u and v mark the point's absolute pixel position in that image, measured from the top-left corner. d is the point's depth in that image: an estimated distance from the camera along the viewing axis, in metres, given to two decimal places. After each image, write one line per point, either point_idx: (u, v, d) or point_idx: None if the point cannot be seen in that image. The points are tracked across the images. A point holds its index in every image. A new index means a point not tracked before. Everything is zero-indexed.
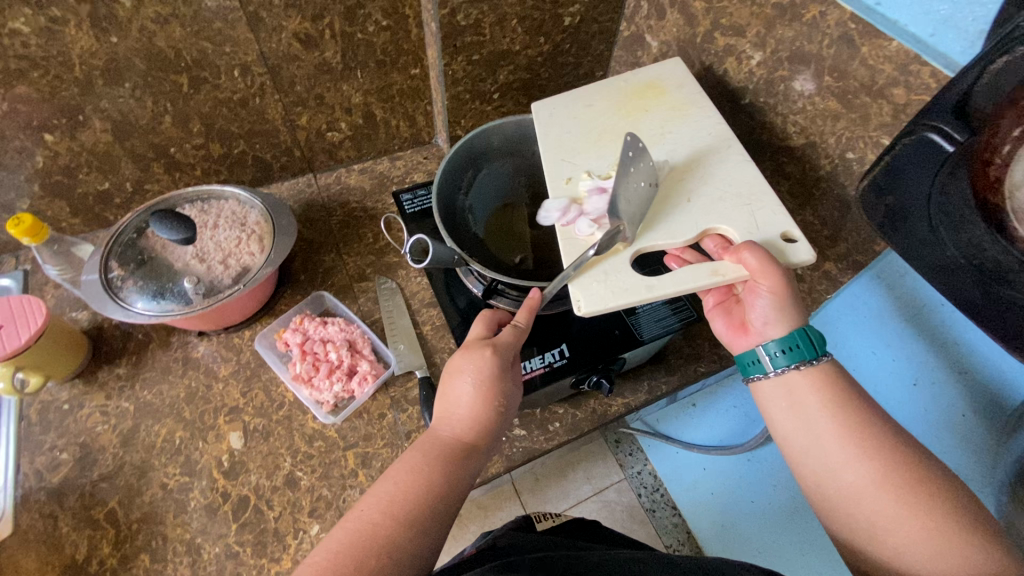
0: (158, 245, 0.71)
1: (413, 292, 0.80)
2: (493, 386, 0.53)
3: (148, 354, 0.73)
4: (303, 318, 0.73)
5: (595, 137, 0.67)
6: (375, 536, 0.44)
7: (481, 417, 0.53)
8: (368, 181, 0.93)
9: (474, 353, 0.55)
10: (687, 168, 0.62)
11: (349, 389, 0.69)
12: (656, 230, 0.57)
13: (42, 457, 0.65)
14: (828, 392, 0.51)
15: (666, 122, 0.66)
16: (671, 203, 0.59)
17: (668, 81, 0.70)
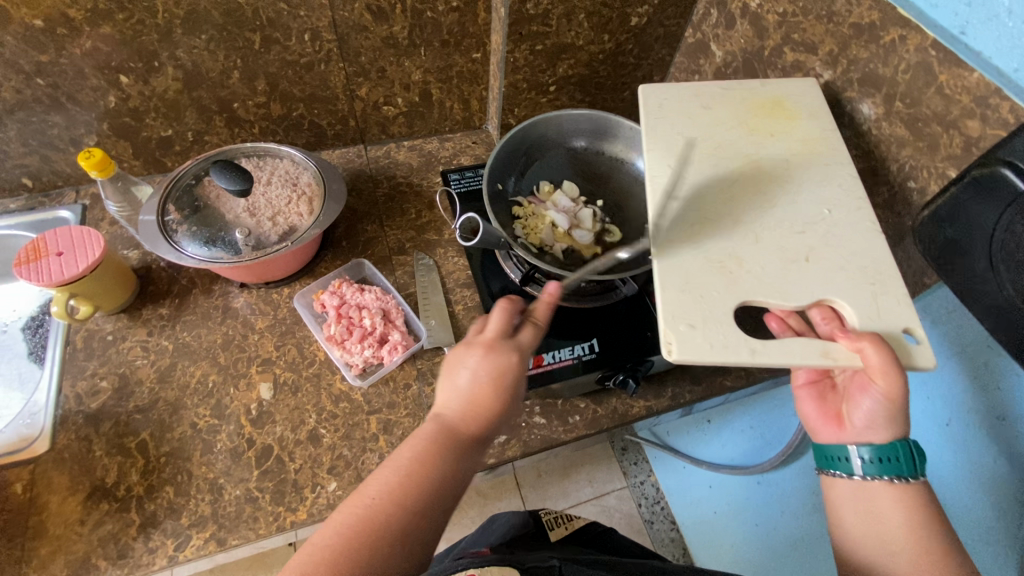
0: (212, 195, 0.73)
1: (449, 271, 0.81)
2: (511, 386, 0.50)
3: (190, 298, 0.76)
4: (342, 283, 0.75)
5: (710, 155, 0.62)
6: (384, 534, 0.44)
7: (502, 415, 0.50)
8: (416, 158, 0.94)
9: (488, 345, 0.50)
10: (807, 216, 0.57)
11: (378, 355, 0.71)
12: (766, 284, 0.52)
13: (83, 382, 0.68)
14: (914, 517, 0.49)
15: (789, 157, 0.62)
16: (783, 256, 0.54)
17: (800, 103, 0.65)
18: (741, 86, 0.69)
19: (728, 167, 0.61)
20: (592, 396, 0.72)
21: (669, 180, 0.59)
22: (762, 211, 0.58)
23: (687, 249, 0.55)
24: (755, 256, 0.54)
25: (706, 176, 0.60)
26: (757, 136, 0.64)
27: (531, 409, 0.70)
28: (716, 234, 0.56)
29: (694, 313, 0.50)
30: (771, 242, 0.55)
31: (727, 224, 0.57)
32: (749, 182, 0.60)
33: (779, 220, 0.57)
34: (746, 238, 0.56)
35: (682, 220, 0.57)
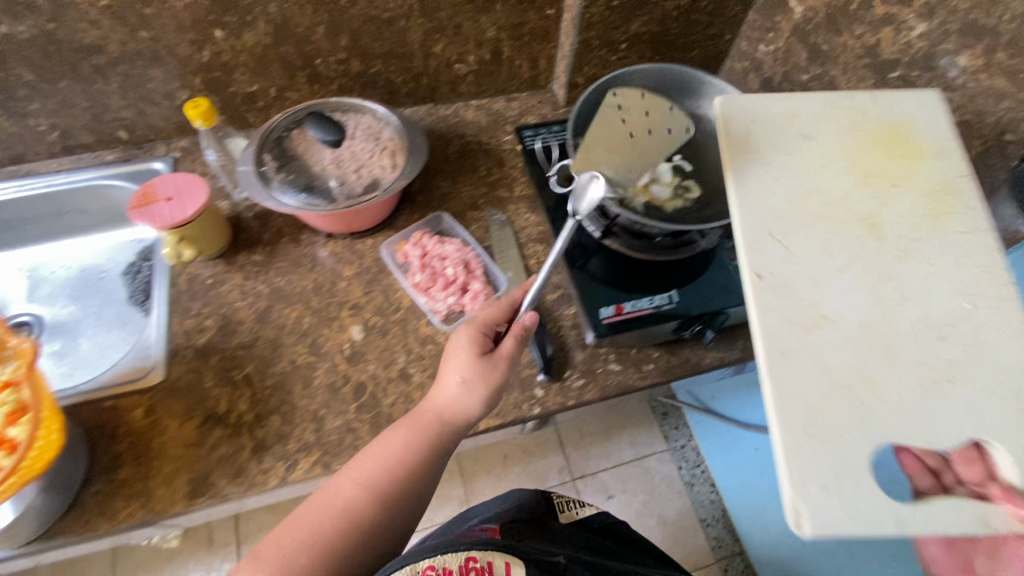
0: (303, 148, 0.77)
1: (522, 226, 0.84)
2: (481, 394, 0.61)
3: (281, 246, 0.80)
4: (422, 235, 0.79)
5: (832, 231, 0.54)
6: (350, 508, 0.57)
7: (460, 394, 0.61)
8: (484, 117, 0.95)
9: (465, 354, 0.62)
10: (941, 311, 0.51)
11: (461, 303, 0.75)
12: (903, 418, 0.47)
13: (190, 320, 0.73)
14: None
15: (909, 220, 0.55)
16: (913, 376, 0.49)
17: (916, 134, 0.59)
18: (845, 100, 0.62)
19: (847, 243, 0.54)
20: (666, 346, 0.74)
21: (779, 264, 0.52)
22: (889, 309, 0.51)
23: (805, 367, 0.48)
24: (886, 376, 0.48)
25: (819, 252, 0.53)
26: (873, 193, 0.56)
27: (607, 356, 0.73)
28: (836, 343, 0.49)
29: (824, 463, 0.44)
30: (898, 354, 0.49)
31: (846, 326, 0.50)
32: (875, 268, 0.53)
33: (911, 325, 0.51)
34: (875, 354, 0.49)
35: (800, 323, 0.50)
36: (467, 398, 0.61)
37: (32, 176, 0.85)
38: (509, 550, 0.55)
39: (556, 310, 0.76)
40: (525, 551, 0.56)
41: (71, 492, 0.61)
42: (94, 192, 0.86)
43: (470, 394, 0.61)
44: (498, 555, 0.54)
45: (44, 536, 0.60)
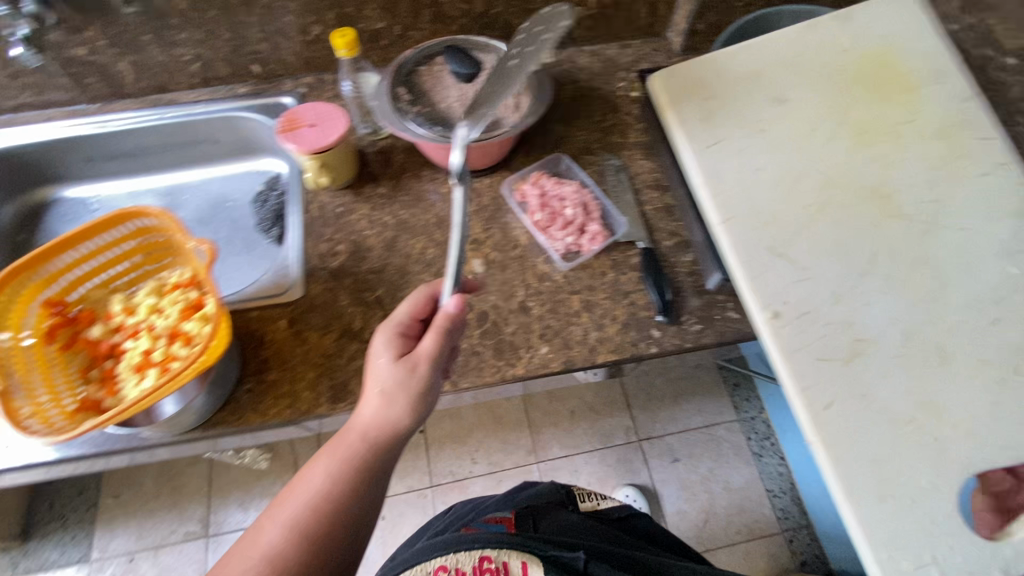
0: (430, 84, 0.79)
1: (637, 172, 0.83)
2: (403, 404, 0.56)
3: (404, 181, 0.84)
4: (541, 176, 0.82)
5: (871, 257, 0.68)
6: (276, 559, 0.52)
7: (386, 403, 0.55)
8: (597, 63, 0.94)
9: (379, 369, 0.57)
10: (963, 309, 0.65)
11: (579, 243, 0.77)
12: (931, 415, 0.60)
13: (324, 245, 0.78)
14: None
15: (906, 180, 0.72)
16: (917, 355, 0.63)
17: (906, 53, 0.78)
18: (829, 45, 0.79)
19: (849, 244, 0.69)
20: None
21: (808, 289, 0.66)
22: (915, 317, 0.65)
23: (846, 405, 0.61)
24: (911, 387, 0.61)
25: (847, 259, 0.68)
26: (875, 162, 0.73)
27: (724, 304, 0.73)
28: (869, 361, 0.63)
29: (868, 475, 0.58)
30: (916, 343, 0.63)
31: (885, 345, 0.63)
32: (906, 283, 0.66)
33: (941, 329, 0.64)
34: (913, 370, 0.62)
35: (838, 359, 0.63)
36: (393, 409, 0.55)
37: (173, 106, 0.90)
38: (527, 549, 0.58)
39: (672, 257, 0.76)
40: (543, 548, 0.59)
41: (227, 389, 0.67)
42: (227, 123, 0.91)
43: (395, 404, 0.55)
44: (516, 555, 0.57)
45: (204, 425, 0.66)
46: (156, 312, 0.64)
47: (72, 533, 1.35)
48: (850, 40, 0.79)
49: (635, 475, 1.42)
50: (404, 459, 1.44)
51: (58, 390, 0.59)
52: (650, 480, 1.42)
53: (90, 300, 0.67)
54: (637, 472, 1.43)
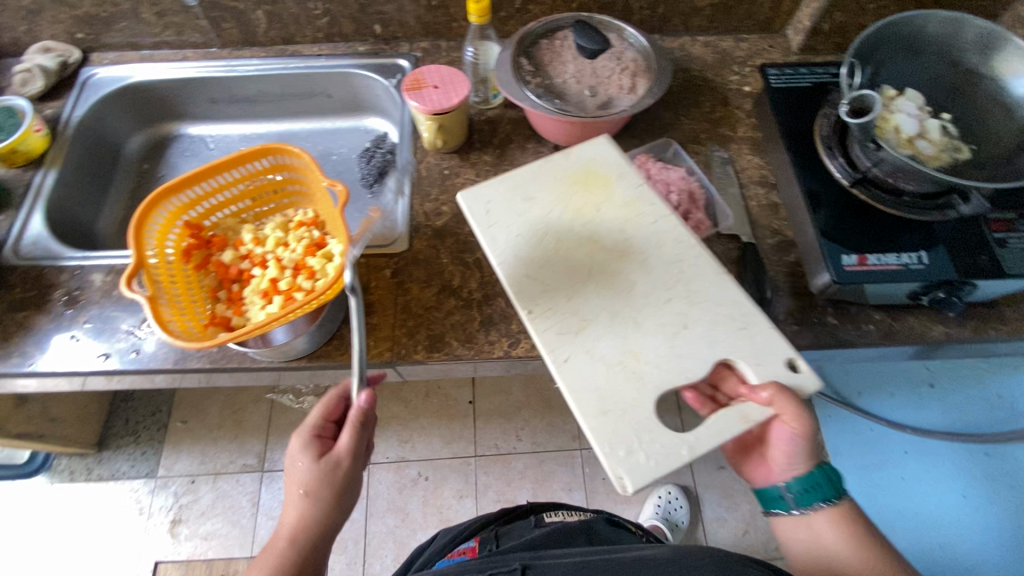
0: (549, 58, 0.80)
1: (743, 167, 0.83)
2: (326, 497, 0.60)
3: (510, 151, 0.85)
4: (648, 158, 0.81)
5: (586, 272, 0.66)
6: None
7: (314, 498, 0.60)
8: (711, 54, 0.93)
9: (294, 472, 0.61)
10: (660, 292, 0.65)
11: None
12: (667, 368, 0.60)
13: (429, 204, 0.81)
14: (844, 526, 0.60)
15: (632, 241, 0.68)
16: (737, 345, 0.61)
17: (603, 162, 0.74)
18: (554, 160, 0.74)
19: (691, 309, 0.64)
20: (890, 311, 0.71)
21: (556, 314, 0.63)
22: (605, 292, 0.65)
23: (616, 409, 0.58)
24: (651, 349, 0.61)
25: (577, 301, 0.64)
26: (587, 229, 0.69)
27: (824, 309, 0.72)
28: (592, 351, 0.61)
29: (654, 446, 0.55)
30: (652, 331, 0.62)
31: (601, 321, 0.63)
32: (597, 266, 0.66)
33: (650, 304, 0.64)
34: (581, 328, 0.62)
35: (569, 333, 0.62)
36: (315, 509, 0.59)
37: (297, 57, 0.95)
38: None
39: (774, 255, 0.76)
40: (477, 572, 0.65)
41: (332, 326, 0.71)
42: (343, 79, 0.95)
43: (320, 503, 0.60)
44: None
45: (308, 356, 0.70)
46: (282, 246, 0.68)
47: (142, 449, 1.45)
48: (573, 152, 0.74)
49: (677, 475, 1.42)
50: (451, 426, 1.47)
51: (192, 304, 0.64)
52: (692, 482, 1.41)
53: (222, 228, 0.71)
54: (680, 472, 1.42)
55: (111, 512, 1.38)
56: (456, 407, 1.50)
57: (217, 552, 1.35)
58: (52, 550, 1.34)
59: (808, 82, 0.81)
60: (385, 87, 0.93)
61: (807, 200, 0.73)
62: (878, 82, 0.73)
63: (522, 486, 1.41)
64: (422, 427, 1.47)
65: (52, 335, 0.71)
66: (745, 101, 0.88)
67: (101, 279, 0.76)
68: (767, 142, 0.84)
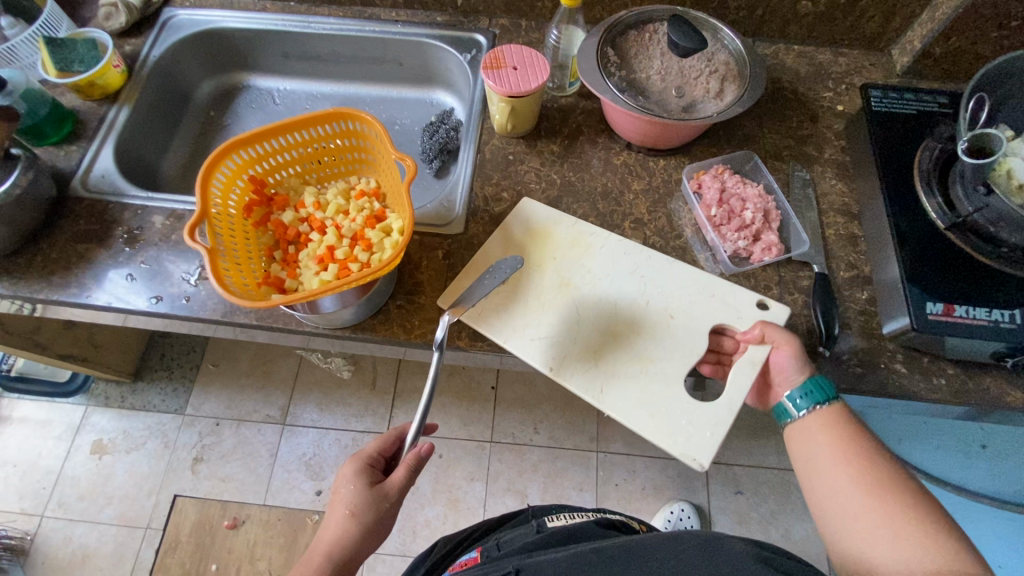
0: (635, 51, 0.77)
1: (825, 192, 0.78)
2: (369, 520, 0.65)
3: (578, 144, 0.82)
4: (724, 170, 0.77)
5: (572, 310, 0.69)
6: None
7: (359, 519, 0.65)
8: (805, 65, 0.87)
9: (345, 492, 0.67)
10: (642, 312, 0.69)
11: (749, 250, 0.72)
12: (678, 352, 0.66)
13: (490, 188, 0.79)
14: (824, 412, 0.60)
15: (596, 262, 0.72)
16: (719, 315, 0.68)
17: (535, 215, 0.76)
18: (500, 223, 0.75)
19: (665, 316, 0.68)
20: (965, 367, 0.66)
21: (565, 362, 0.66)
22: (594, 324, 0.68)
23: (659, 399, 0.64)
24: (659, 347, 0.66)
25: (578, 342, 0.67)
26: (550, 282, 0.71)
27: (892, 354, 0.67)
28: (614, 377, 0.65)
29: (706, 422, 0.62)
30: (649, 338, 0.67)
31: (609, 346, 0.67)
32: (581, 300, 0.69)
33: (637, 312, 0.69)
34: (595, 358, 0.66)
35: (586, 368, 0.66)
36: (356, 529, 0.65)
37: (374, 21, 0.93)
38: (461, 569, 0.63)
39: (846, 290, 0.71)
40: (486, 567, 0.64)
41: (380, 301, 0.69)
42: (417, 48, 0.93)
43: (362, 525, 0.65)
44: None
45: (352, 327, 0.69)
46: (342, 214, 0.67)
47: (173, 385, 1.50)
48: (510, 220, 0.75)
49: (692, 492, 1.39)
50: (471, 409, 1.47)
51: (248, 260, 0.63)
52: (706, 502, 1.38)
53: (284, 187, 0.71)
54: (695, 491, 1.39)
55: (139, 441, 1.44)
56: (479, 390, 1.50)
57: (232, 495, 1.39)
58: (81, 468, 1.41)
59: (913, 109, 0.75)
60: (459, 61, 0.91)
61: (894, 236, 0.68)
62: (995, 121, 0.67)
63: (534, 479, 1.40)
64: (442, 405, 1.48)
65: (110, 271, 0.73)
66: (836, 121, 0.83)
67: (161, 222, 0.77)
68: (854, 168, 0.78)
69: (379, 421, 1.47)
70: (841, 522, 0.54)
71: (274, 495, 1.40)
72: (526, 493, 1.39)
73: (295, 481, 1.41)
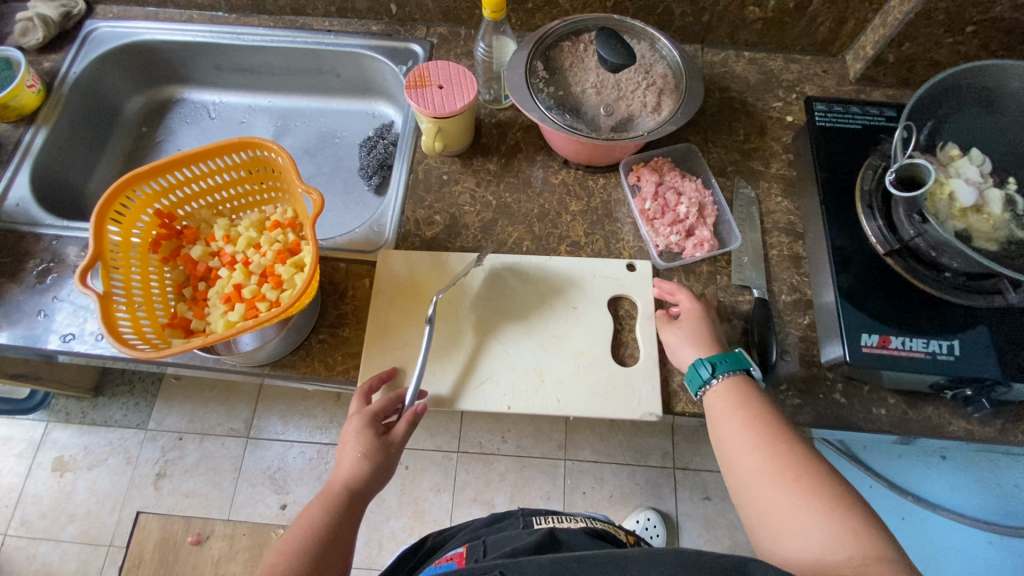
0: (568, 63, 0.73)
1: (769, 210, 0.75)
2: (382, 461, 0.58)
3: (516, 162, 0.79)
4: (665, 163, 0.75)
5: (506, 344, 0.67)
6: None
7: (367, 467, 0.58)
8: (755, 73, 0.84)
9: (353, 433, 0.59)
10: (552, 317, 0.68)
11: (681, 245, 0.71)
12: (593, 337, 0.67)
13: (422, 211, 0.76)
14: (744, 404, 0.56)
15: (483, 273, 0.71)
16: (607, 287, 0.70)
17: (416, 262, 0.71)
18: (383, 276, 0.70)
19: (564, 310, 0.69)
20: (906, 396, 0.64)
21: (523, 394, 0.64)
22: (533, 354, 0.66)
23: (600, 377, 0.64)
24: (575, 337, 0.67)
25: (519, 369, 0.65)
26: (464, 326, 0.68)
27: (832, 384, 0.64)
28: (562, 383, 0.64)
29: (646, 381, 0.64)
30: (570, 336, 0.67)
31: (544, 358, 0.66)
32: (509, 334, 0.67)
33: (551, 318, 0.68)
34: (540, 370, 0.65)
35: (536, 385, 0.64)
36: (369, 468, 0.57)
37: (306, 31, 0.88)
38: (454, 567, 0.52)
39: (787, 315, 0.68)
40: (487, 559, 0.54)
41: (300, 336, 0.66)
42: (353, 60, 0.89)
43: (373, 467, 0.58)
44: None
45: (272, 364, 0.66)
46: (254, 247, 0.65)
47: (135, 400, 1.47)
48: (388, 272, 0.70)
49: (660, 500, 1.38)
50: (438, 419, 1.45)
51: (152, 300, 0.61)
52: (674, 510, 1.37)
53: (194, 219, 0.68)
54: (663, 497, 1.38)
55: (101, 457, 1.42)
56: None
57: (197, 510, 1.38)
58: (42, 485, 1.39)
59: (859, 124, 0.72)
60: (395, 73, 0.87)
61: (833, 259, 0.65)
62: (940, 138, 0.64)
63: (501, 489, 1.39)
64: None
65: (21, 306, 0.69)
66: (784, 133, 0.79)
67: (76, 253, 0.74)
68: (800, 184, 0.75)
69: None
70: (754, 508, 0.50)
71: (239, 509, 1.38)
72: (492, 503, 1.38)
73: (260, 495, 1.40)
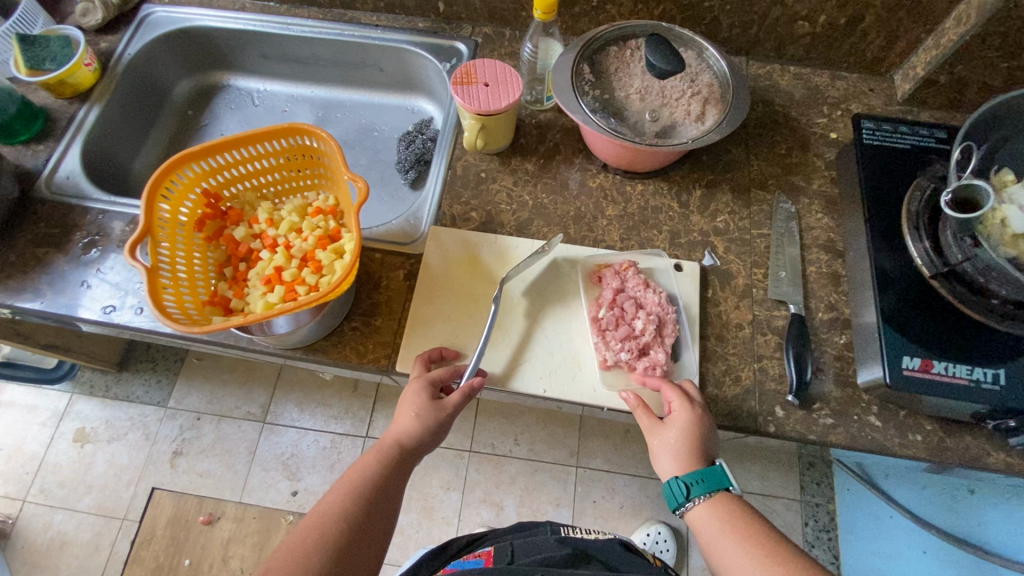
0: (614, 68, 0.73)
1: (810, 226, 0.74)
2: (435, 424, 0.60)
3: (555, 163, 0.79)
4: (629, 267, 0.69)
5: (547, 326, 0.68)
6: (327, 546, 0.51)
7: (421, 426, 0.59)
8: (800, 89, 0.83)
9: (412, 394, 0.61)
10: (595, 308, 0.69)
11: (632, 363, 0.64)
12: None
13: (458, 207, 0.76)
14: (727, 523, 0.55)
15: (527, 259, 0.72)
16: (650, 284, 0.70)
17: (459, 242, 0.73)
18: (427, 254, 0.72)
19: None
20: (943, 423, 0.62)
21: (558, 380, 0.65)
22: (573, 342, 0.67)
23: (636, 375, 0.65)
24: None
25: (560, 354, 0.66)
26: (506, 307, 0.69)
27: (867, 406, 0.63)
28: (600, 373, 0.65)
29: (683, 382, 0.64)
30: None
31: (584, 346, 0.67)
32: (551, 316, 0.69)
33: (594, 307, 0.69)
34: (577, 360, 0.66)
35: (576, 372, 0.65)
36: (422, 428, 0.59)
37: (354, 24, 0.90)
38: None
39: (823, 333, 0.67)
40: None
41: (334, 322, 0.67)
42: (398, 55, 0.90)
43: (427, 427, 0.59)
44: None
45: (304, 348, 0.67)
46: (295, 232, 0.66)
47: (157, 378, 1.50)
48: (432, 251, 0.72)
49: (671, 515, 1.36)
50: None
51: (195, 277, 0.62)
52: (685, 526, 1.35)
53: (239, 201, 0.70)
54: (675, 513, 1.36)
55: (120, 431, 1.45)
56: None
57: (209, 490, 1.39)
58: (63, 455, 1.42)
59: (908, 144, 0.71)
60: (438, 70, 0.88)
61: (875, 280, 0.64)
62: (994, 161, 0.63)
63: (511, 492, 1.38)
64: None
65: (66, 277, 0.71)
66: (828, 150, 0.78)
67: (121, 228, 0.75)
68: (842, 203, 0.74)
69: (359, 424, 1.47)
70: None
71: (251, 492, 1.39)
72: (502, 505, 1.37)
73: (272, 480, 1.41)
